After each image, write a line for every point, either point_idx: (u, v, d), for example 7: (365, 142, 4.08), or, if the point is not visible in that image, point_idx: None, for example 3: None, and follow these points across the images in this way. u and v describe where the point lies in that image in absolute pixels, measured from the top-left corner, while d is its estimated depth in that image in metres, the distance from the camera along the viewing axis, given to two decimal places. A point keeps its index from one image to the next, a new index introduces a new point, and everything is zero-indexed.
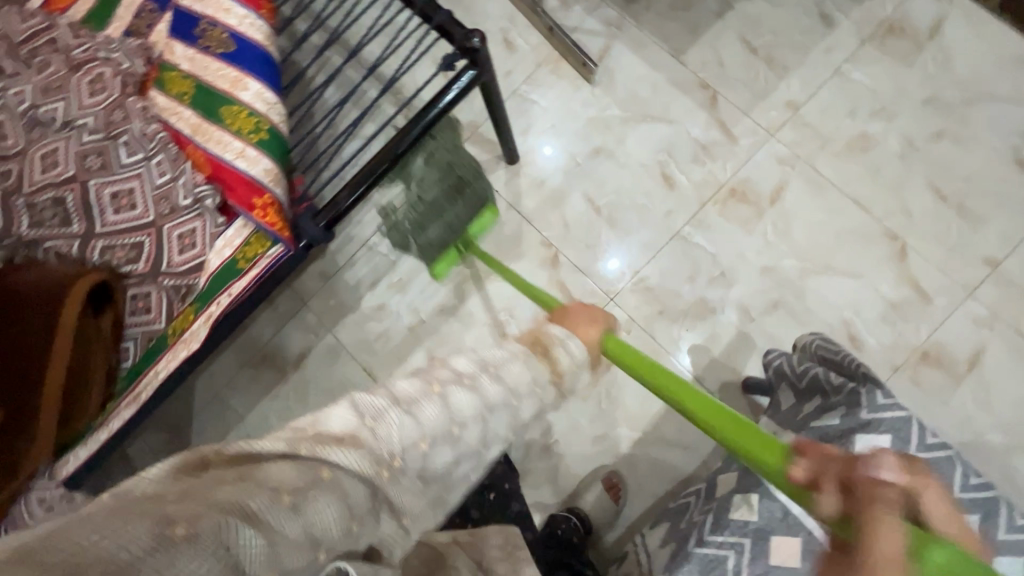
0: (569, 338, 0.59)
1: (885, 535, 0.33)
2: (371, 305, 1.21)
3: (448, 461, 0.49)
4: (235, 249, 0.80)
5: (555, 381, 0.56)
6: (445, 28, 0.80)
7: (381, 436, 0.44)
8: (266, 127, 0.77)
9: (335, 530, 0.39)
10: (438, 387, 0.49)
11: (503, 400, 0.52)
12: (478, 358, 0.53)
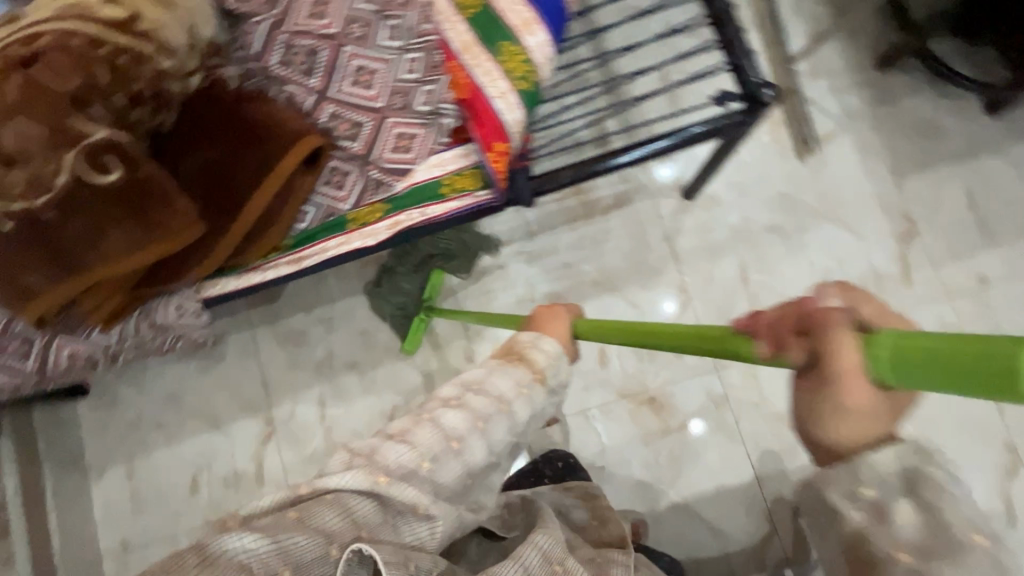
0: (536, 339, 0.64)
1: (848, 352, 0.33)
2: (492, 261, 1.22)
3: (457, 477, 0.54)
4: (447, 174, 0.81)
5: (538, 377, 0.61)
6: (742, 66, 0.77)
7: (380, 455, 0.52)
8: (532, 80, 0.76)
9: (340, 532, 0.46)
10: (428, 414, 0.56)
11: (491, 409, 0.57)
12: (461, 381, 0.59)
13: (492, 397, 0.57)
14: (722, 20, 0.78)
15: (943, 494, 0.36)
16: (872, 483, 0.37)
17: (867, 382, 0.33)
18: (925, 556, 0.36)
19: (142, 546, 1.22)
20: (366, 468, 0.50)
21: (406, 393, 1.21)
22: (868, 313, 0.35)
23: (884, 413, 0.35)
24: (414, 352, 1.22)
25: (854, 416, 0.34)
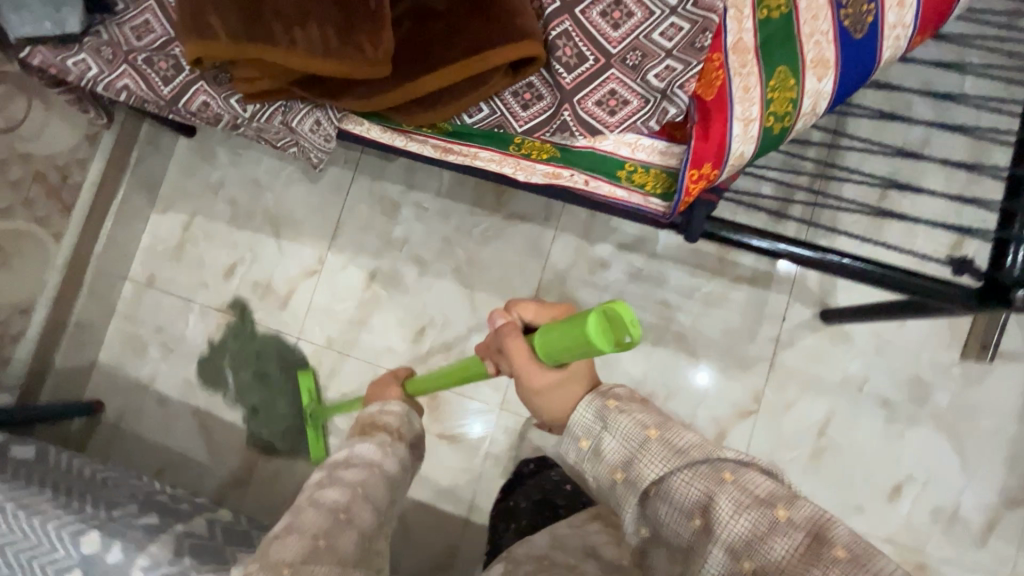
0: (382, 406, 0.81)
1: (511, 342, 0.61)
2: (598, 257, 1.14)
3: (356, 542, 0.62)
4: (631, 160, 0.73)
5: (395, 437, 0.75)
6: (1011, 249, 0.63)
7: (292, 548, 0.59)
8: (785, 125, 0.66)
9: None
10: (304, 502, 0.65)
11: (366, 474, 0.69)
12: (349, 457, 0.71)
13: (361, 466, 0.69)
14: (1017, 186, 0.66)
15: (619, 417, 0.55)
16: (584, 432, 0.56)
17: (542, 365, 0.58)
18: (627, 468, 0.53)
19: (161, 293, 1.27)
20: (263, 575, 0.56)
21: (446, 317, 1.17)
22: (530, 315, 0.64)
23: (566, 381, 0.59)
24: (476, 286, 1.17)
25: (540, 393, 0.59)
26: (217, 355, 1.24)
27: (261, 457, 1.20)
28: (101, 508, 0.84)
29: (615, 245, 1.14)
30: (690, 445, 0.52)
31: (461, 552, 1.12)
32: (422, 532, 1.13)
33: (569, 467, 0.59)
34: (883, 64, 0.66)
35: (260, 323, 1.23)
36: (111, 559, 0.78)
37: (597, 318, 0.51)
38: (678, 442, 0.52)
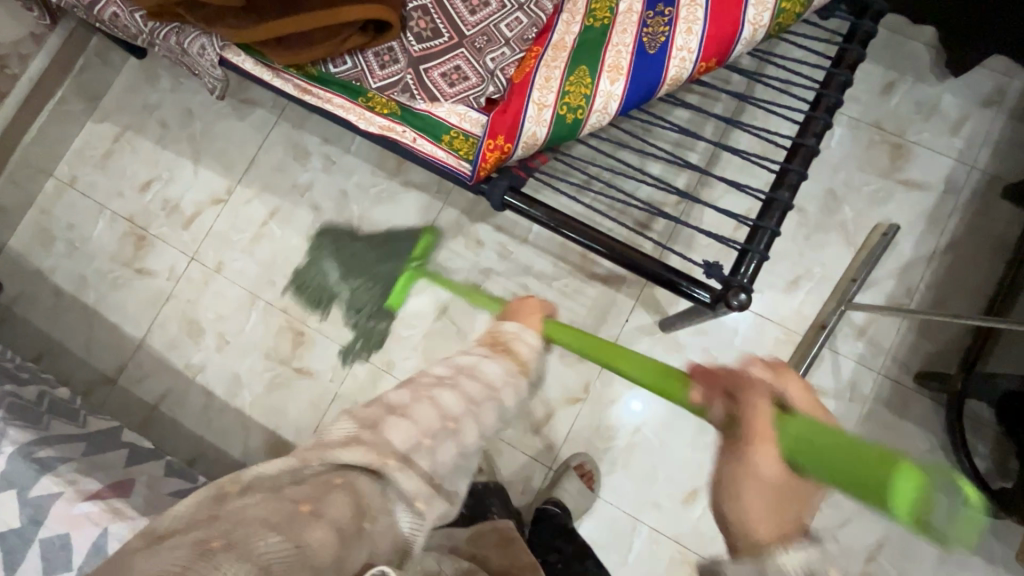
0: (520, 331, 0.64)
1: (761, 414, 0.47)
2: (478, 234, 1.22)
3: (453, 457, 0.52)
4: (457, 128, 0.80)
5: (520, 372, 0.60)
6: (746, 259, 0.71)
7: (383, 438, 0.48)
8: (578, 116, 0.74)
9: (357, 524, 0.44)
10: (425, 389, 0.54)
11: (484, 396, 0.56)
12: (455, 364, 0.58)
13: (484, 384, 0.56)
14: (769, 207, 0.72)
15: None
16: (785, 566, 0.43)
17: (778, 454, 0.46)
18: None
19: (78, 194, 1.36)
20: (375, 450, 0.47)
21: (330, 263, 1.26)
22: (798, 400, 0.49)
23: (787, 485, 0.47)
24: (362, 240, 1.26)
25: (755, 479, 0.47)
26: (115, 260, 1.33)
27: (133, 358, 1.27)
28: None
29: (494, 225, 1.22)
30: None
31: None
32: None
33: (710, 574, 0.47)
34: (672, 81, 0.75)
35: (162, 238, 1.32)
36: None
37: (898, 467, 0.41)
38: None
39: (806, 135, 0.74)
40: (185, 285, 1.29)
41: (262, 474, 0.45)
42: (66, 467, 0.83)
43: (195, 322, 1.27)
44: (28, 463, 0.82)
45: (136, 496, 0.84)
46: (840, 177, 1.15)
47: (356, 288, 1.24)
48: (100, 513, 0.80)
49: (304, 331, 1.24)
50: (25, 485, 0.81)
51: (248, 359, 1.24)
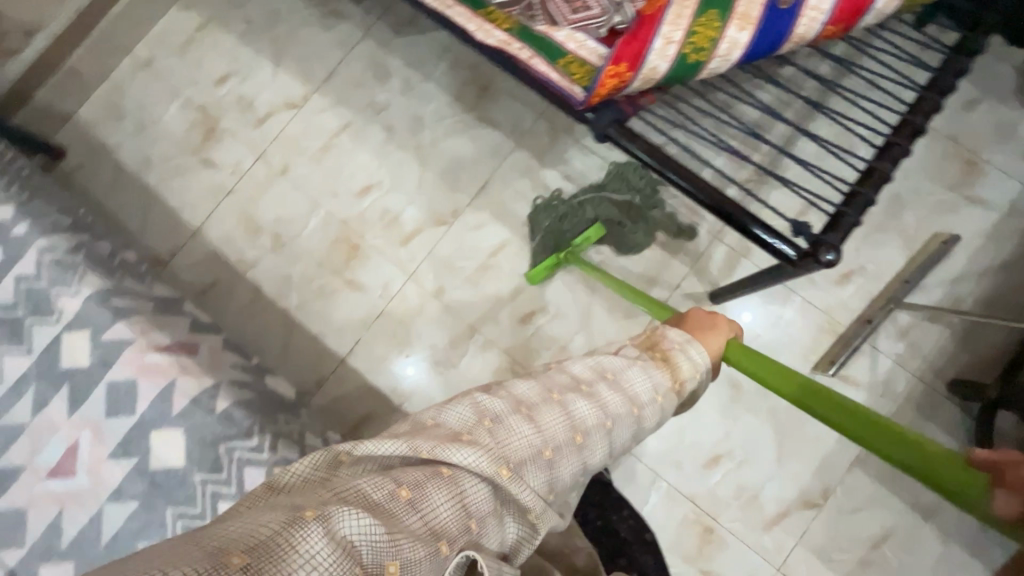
0: (685, 344, 0.64)
1: None
2: (545, 180, 1.24)
3: (575, 472, 0.53)
4: (574, 54, 0.79)
5: (675, 387, 0.60)
6: (838, 221, 0.73)
7: (503, 441, 0.49)
8: (699, 58, 0.75)
9: (454, 525, 0.44)
10: (558, 396, 0.54)
11: (624, 409, 0.56)
12: (597, 367, 0.58)
13: (626, 396, 0.56)
14: (868, 176, 0.75)
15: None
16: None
17: None
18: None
19: (153, 76, 1.36)
20: (486, 454, 0.47)
21: (394, 184, 1.27)
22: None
23: None
24: (430, 167, 1.27)
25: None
26: (181, 147, 1.33)
27: (186, 245, 1.28)
28: (25, 194, 0.93)
29: (563, 174, 1.24)
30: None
31: (327, 386, 1.20)
32: (333, 387, 1.20)
33: None
34: (796, 39, 0.77)
35: (231, 133, 1.33)
36: (16, 230, 0.89)
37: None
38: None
39: (917, 113, 0.76)
40: (248, 182, 1.30)
41: (375, 455, 0.46)
42: (139, 319, 0.85)
43: (252, 219, 1.28)
44: (105, 308, 0.84)
45: (201, 356, 0.87)
46: (909, 182, 1.18)
47: (417, 212, 1.25)
48: (169, 365, 0.82)
49: (360, 246, 1.25)
50: (99, 328, 0.84)
51: (300, 264, 1.25)
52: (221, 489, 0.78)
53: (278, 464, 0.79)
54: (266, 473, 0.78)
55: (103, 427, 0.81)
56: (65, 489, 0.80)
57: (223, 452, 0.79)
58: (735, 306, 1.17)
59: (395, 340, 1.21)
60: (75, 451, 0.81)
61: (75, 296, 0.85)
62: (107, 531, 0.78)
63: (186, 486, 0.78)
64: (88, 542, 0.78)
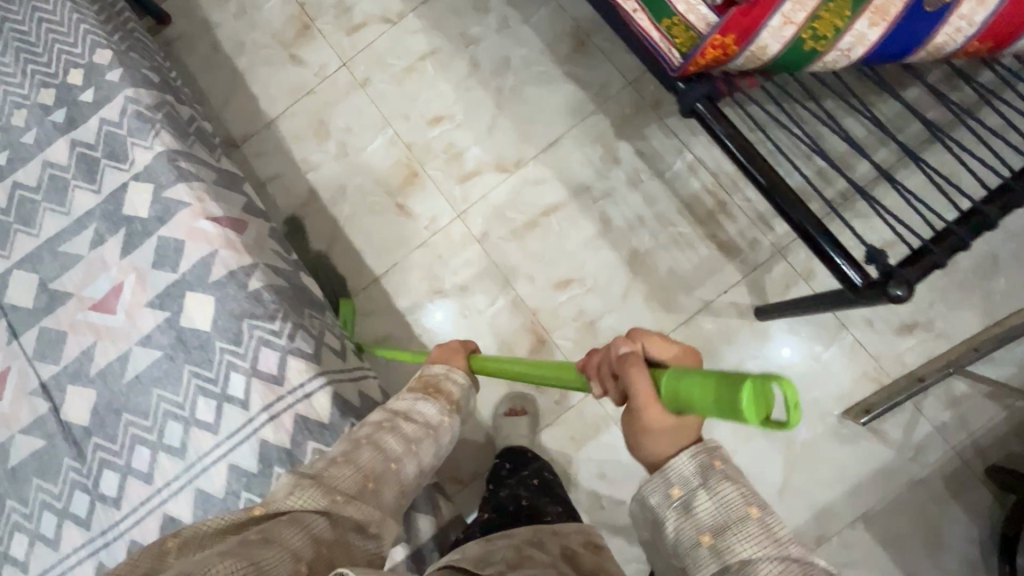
0: (448, 372, 0.79)
1: (639, 377, 0.51)
2: (617, 150, 1.19)
3: (396, 493, 0.63)
4: (681, 17, 0.71)
5: (455, 407, 0.74)
6: (920, 258, 0.67)
7: (328, 478, 0.59)
8: (817, 47, 0.69)
9: (307, 548, 0.51)
10: (358, 436, 0.65)
11: (422, 433, 0.68)
12: (390, 411, 0.70)
13: (420, 423, 0.69)
14: (969, 217, 0.68)
15: (724, 483, 0.50)
16: (679, 481, 0.51)
17: (664, 406, 0.50)
18: (717, 537, 0.48)
19: None
20: (318, 490, 0.57)
21: (466, 121, 1.25)
22: (655, 350, 0.55)
23: (681, 426, 0.52)
24: (505, 111, 1.24)
25: (657, 434, 0.52)
26: (275, 37, 1.35)
27: (259, 133, 1.32)
28: (123, 44, 0.96)
29: (637, 149, 1.18)
30: (791, 541, 0.48)
31: (356, 299, 1.23)
32: (359, 303, 1.23)
33: (639, 504, 0.54)
34: (932, 49, 0.69)
35: (324, 35, 1.33)
36: (109, 75, 0.93)
37: (747, 391, 0.40)
38: (780, 532, 0.48)
39: None
40: (328, 86, 1.31)
41: (204, 530, 0.54)
42: (198, 185, 0.89)
43: (323, 123, 1.30)
44: (171, 167, 0.88)
45: (247, 235, 0.90)
46: (1012, 246, 1.06)
47: (481, 154, 1.23)
48: (215, 235, 0.86)
49: (418, 173, 1.25)
50: (162, 183, 0.88)
51: (358, 177, 1.27)
52: (236, 361, 0.81)
53: (292, 352, 0.81)
54: (279, 358, 0.81)
55: (147, 276, 0.86)
56: (104, 323, 0.86)
57: (245, 327, 0.82)
58: (780, 327, 1.10)
59: (428, 272, 1.22)
60: (119, 291, 0.86)
61: (148, 149, 0.89)
62: (132, 370, 0.84)
63: (207, 349, 0.82)
64: (114, 375, 0.84)
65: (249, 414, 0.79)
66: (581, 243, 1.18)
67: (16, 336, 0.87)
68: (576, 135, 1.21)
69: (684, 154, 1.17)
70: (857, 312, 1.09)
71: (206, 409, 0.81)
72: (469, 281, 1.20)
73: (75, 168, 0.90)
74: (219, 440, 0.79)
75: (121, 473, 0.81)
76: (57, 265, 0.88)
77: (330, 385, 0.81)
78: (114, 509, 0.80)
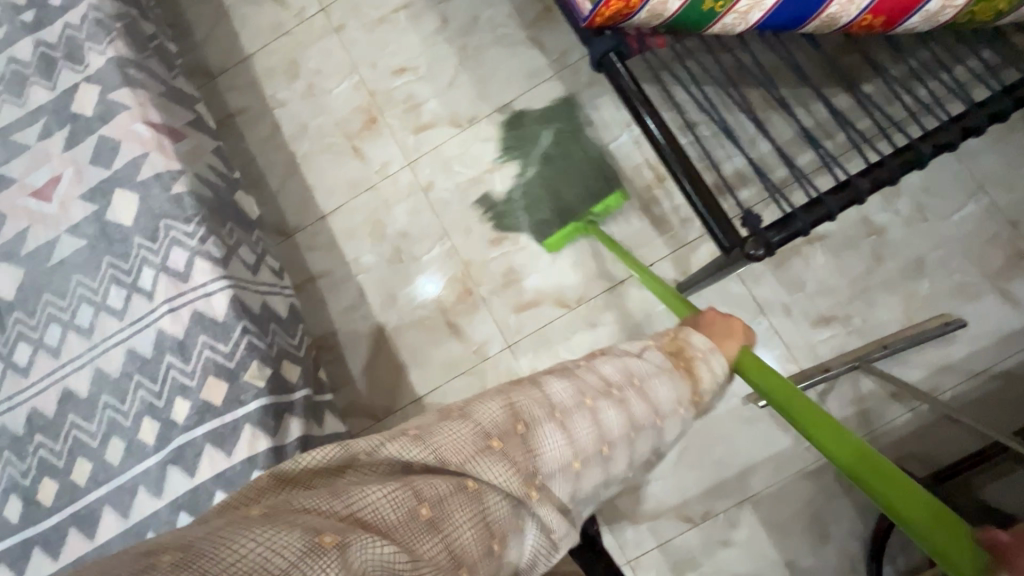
0: (709, 352, 0.69)
1: None
2: (568, 118, 1.21)
3: (596, 482, 0.55)
4: None
5: (695, 396, 0.65)
6: (786, 222, 0.68)
7: (535, 441, 0.50)
8: (717, 6, 0.70)
9: (474, 545, 0.44)
10: (590, 402, 0.55)
11: (647, 420, 0.59)
12: (627, 371, 0.61)
13: (650, 406, 0.59)
14: (842, 188, 0.68)
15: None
16: None
17: None
18: None
19: None
20: (513, 468, 0.47)
21: (430, 74, 1.28)
22: None
23: None
24: (467, 68, 1.27)
25: None
26: None
27: (236, 67, 1.37)
28: None
29: (587, 118, 1.21)
30: None
31: (303, 234, 1.28)
32: (306, 237, 1.28)
33: None
34: (828, 19, 0.70)
35: None
36: None
37: None
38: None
39: (927, 142, 0.67)
40: (304, 28, 1.36)
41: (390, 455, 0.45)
42: (142, 92, 0.94)
43: (296, 64, 1.35)
44: (119, 73, 0.94)
45: (183, 145, 0.95)
46: (939, 252, 1.06)
47: (440, 108, 1.27)
48: (149, 139, 0.91)
49: (378, 119, 1.29)
50: (108, 87, 0.93)
51: (322, 118, 1.32)
52: (150, 256, 0.86)
53: (199, 253, 0.86)
54: (188, 257, 0.86)
55: (82, 171, 0.92)
56: (39, 209, 0.92)
57: (162, 226, 0.87)
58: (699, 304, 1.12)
59: (374, 216, 1.26)
60: (57, 181, 0.92)
61: (101, 54, 0.95)
62: (57, 255, 0.90)
63: (126, 243, 0.88)
64: (41, 258, 0.90)
65: (152, 305, 0.84)
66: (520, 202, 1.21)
67: None
68: (531, 99, 1.23)
69: (631, 127, 1.19)
70: (776, 299, 1.10)
71: (116, 297, 0.86)
72: (412, 227, 1.24)
73: (35, 66, 0.97)
74: (122, 326, 0.85)
75: (34, 347, 0.87)
76: (5, 153, 0.95)
77: (230, 288, 0.85)
78: (23, 378, 0.86)
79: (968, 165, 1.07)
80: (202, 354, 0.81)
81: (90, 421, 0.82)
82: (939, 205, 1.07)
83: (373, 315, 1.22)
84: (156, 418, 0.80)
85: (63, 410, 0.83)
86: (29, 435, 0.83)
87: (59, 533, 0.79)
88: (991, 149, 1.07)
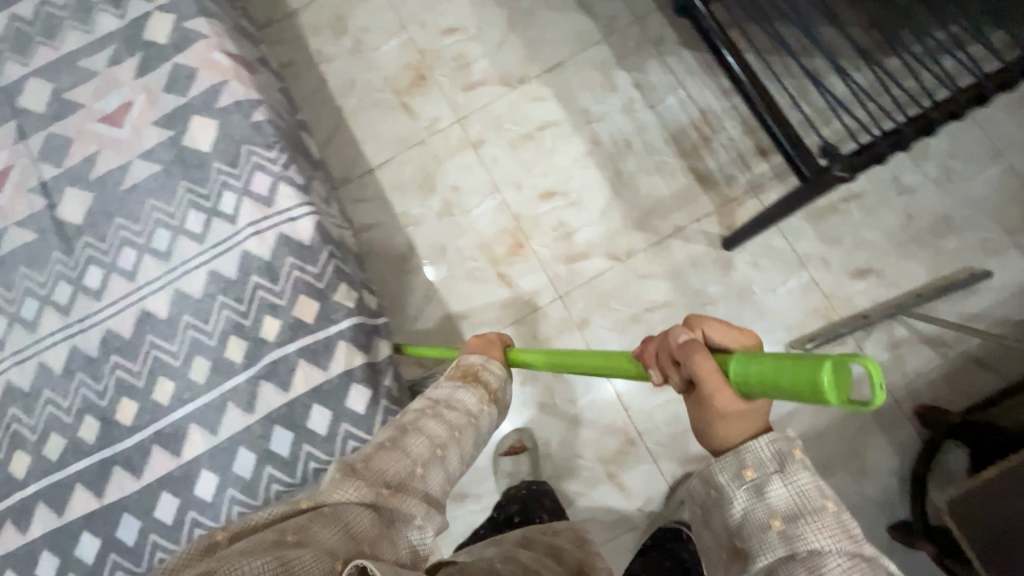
0: (486, 361, 0.78)
1: (702, 364, 0.49)
2: (617, 80, 1.26)
3: (443, 485, 0.63)
4: None
5: (492, 398, 0.74)
6: (867, 148, 0.74)
7: (373, 466, 0.57)
8: None
9: (344, 547, 0.49)
10: (410, 424, 0.65)
11: (466, 422, 0.68)
12: (430, 399, 0.70)
13: (464, 412, 0.69)
14: (916, 120, 0.74)
15: (801, 471, 0.50)
16: (754, 464, 0.51)
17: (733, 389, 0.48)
18: (789, 523, 0.48)
19: None
20: (365, 483, 0.54)
21: (479, 36, 1.31)
22: (717, 336, 0.53)
23: (751, 415, 0.51)
24: (516, 30, 1.31)
25: (726, 413, 0.50)
26: None
27: (280, 21, 1.37)
28: None
29: (635, 81, 1.26)
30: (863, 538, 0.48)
31: (350, 186, 1.28)
32: (353, 190, 1.28)
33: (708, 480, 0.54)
34: None
35: None
36: None
37: (828, 369, 0.39)
38: (857, 530, 0.48)
39: (994, 79, 0.73)
40: None
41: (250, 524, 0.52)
42: (218, 23, 0.94)
43: (343, 20, 1.36)
44: (196, 4, 0.94)
45: (257, 79, 0.95)
46: (964, 210, 1.15)
47: (489, 68, 1.30)
48: (227, 68, 0.91)
49: (427, 77, 1.31)
50: (184, 15, 0.93)
51: (370, 74, 1.33)
52: (231, 181, 0.86)
53: (283, 179, 0.86)
54: (272, 182, 0.86)
55: (156, 96, 0.91)
56: (109, 134, 0.90)
57: (244, 152, 0.87)
58: (743, 257, 1.17)
59: (423, 171, 1.27)
60: (128, 107, 0.91)
61: None
62: (130, 179, 0.88)
63: (204, 169, 0.87)
64: (112, 182, 0.89)
65: (235, 229, 0.84)
66: (569, 160, 1.24)
67: (23, 138, 0.92)
68: (580, 63, 1.27)
69: (677, 91, 1.24)
70: (816, 253, 1.16)
71: (196, 221, 0.85)
72: (463, 182, 1.26)
73: None
74: (203, 249, 0.84)
75: (106, 270, 0.85)
76: (73, 78, 0.93)
77: (315, 213, 0.85)
78: (95, 301, 0.84)
79: (988, 132, 1.16)
80: (291, 274, 0.81)
81: (171, 342, 0.81)
82: (963, 167, 1.16)
83: (422, 266, 1.24)
84: (244, 337, 0.79)
85: (141, 331, 0.82)
86: (104, 356, 0.82)
87: (142, 451, 0.77)
88: (1010, 116, 1.16)
